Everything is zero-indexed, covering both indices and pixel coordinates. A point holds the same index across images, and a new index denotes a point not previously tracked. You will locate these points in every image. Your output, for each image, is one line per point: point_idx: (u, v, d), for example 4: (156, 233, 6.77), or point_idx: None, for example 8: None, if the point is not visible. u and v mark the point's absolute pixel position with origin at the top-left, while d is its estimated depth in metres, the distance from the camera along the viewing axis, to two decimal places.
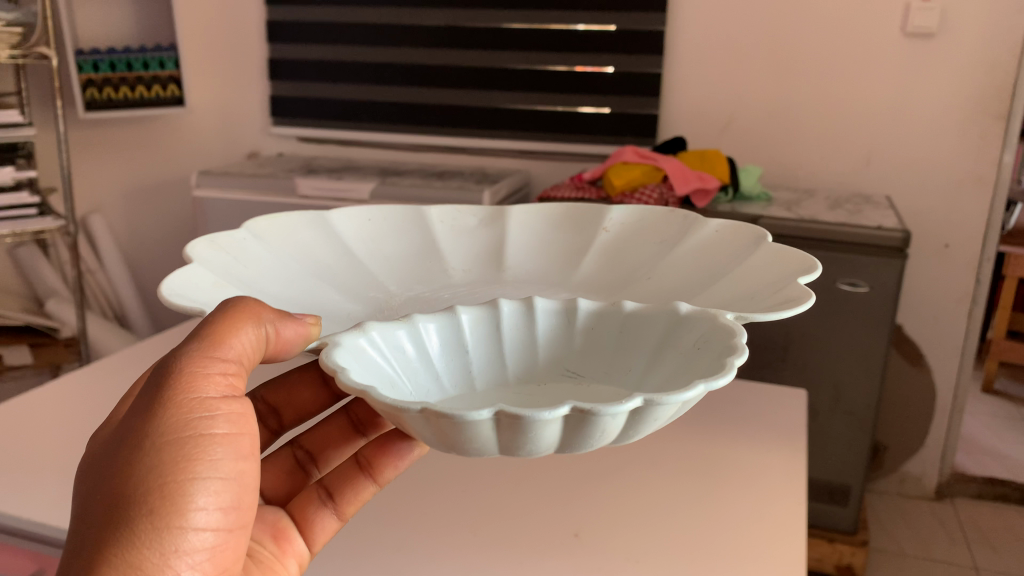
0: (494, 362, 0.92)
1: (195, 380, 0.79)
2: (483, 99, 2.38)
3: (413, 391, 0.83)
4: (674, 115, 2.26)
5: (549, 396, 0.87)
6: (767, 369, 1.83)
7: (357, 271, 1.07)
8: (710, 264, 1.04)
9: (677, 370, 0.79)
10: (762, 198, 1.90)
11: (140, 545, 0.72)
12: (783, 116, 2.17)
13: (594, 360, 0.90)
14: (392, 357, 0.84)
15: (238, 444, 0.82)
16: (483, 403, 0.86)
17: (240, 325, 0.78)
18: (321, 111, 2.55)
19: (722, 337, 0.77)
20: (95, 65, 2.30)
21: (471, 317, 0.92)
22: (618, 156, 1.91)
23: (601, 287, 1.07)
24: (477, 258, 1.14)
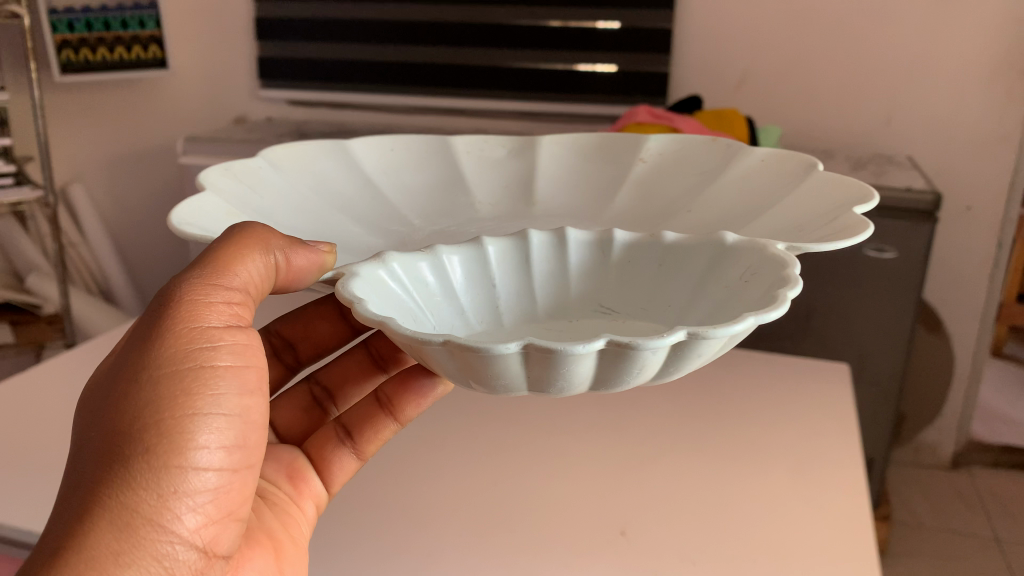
0: (522, 295, 0.93)
1: (197, 310, 0.82)
2: (482, 58, 2.26)
3: (437, 324, 0.84)
4: (684, 73, 2.16)
5: (579, 330, 0.87)
6: (787, 340, 1.76)
7: (377, 202, 1.07)
8: (756, 193, 0.98)
9: (717, 302, 0.79)
10: None
11: (140, 479, 0.76)
12: (798, 73, 2.08)
13: (621, 299, 0.89)
14: (417, 294, 0.85)
15: (242, 377, 0.86)
16: (512, 337, 0.87)
17: (247, 251, 0.81)
18: (311, 72, 2.43)
19: (772, 269, 0.76)
20: (71, 25, 2.17)
21: (497, 250, 0.93)
22: (631, 117, 1.82)
23: (640, 214, 1.04)
24: (506, 188, 1.12)
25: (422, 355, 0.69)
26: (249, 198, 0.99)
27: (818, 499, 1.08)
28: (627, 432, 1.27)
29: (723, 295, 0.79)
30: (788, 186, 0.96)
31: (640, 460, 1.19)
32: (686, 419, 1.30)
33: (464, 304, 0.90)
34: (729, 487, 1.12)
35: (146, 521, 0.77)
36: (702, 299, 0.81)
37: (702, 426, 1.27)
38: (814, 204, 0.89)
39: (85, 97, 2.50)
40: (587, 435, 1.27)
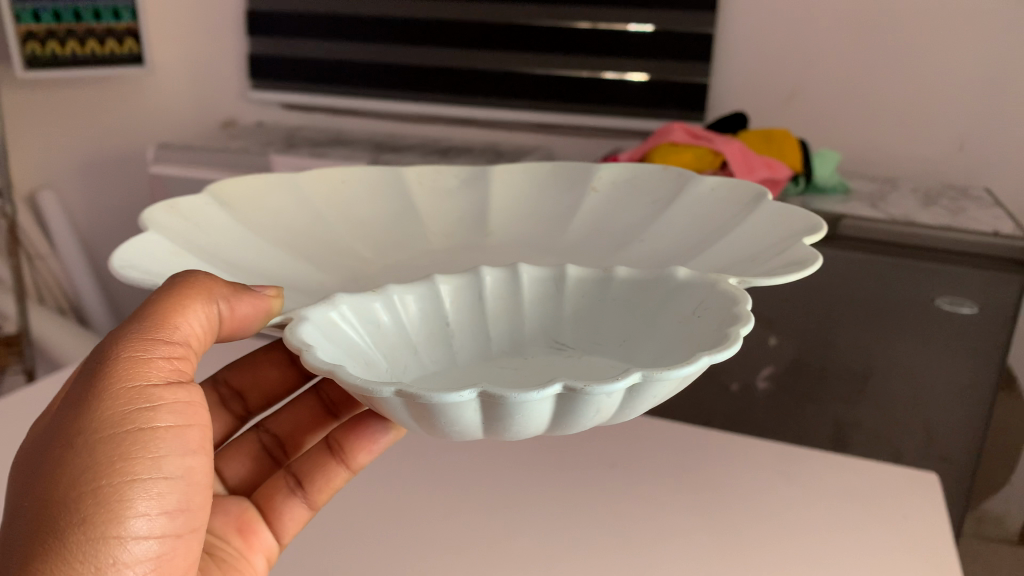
0: (475, 326, 0.75)
1: (134, 365, 0.63)
2: (496, 62, 2.02)
3: (393, 367, 0.66)
4: (724, 84, 1.90)
5: (533, 375, 0.69)
6: (840, 404, 1.49)
7: (326, 241, 0.82)
8: (707, 219, 0.79)
9: (661, 345, 0.64)
10: (840, 190, 1.56)
11: (71, 561, 0.58)
12: (857, 88, 1.81)
13: (571, 333, 0.73)
14: (362, 329, 0.66)
15: (188, 436, 0.66)
16: (451, 384, 0.68)
17: (188, 301, 0.63)
18: (308, 72, 2.20)
19: (724, 305, 0.61)
20: (36, 14, 1.96)
21: (452, 285, 0.75)
22: (664, 135, 1.56)
23: (587, 251, 0.82)
24: (461, 222, 0.87)
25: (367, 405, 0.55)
26: (200, 252, 0.73)
27: None
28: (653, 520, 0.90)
29: (661, 337, 0.65)
30: (739, 216, 0.77)
31: None
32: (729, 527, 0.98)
33: (417, 344, 0.72)
34: None
35: None
36: (651, 336, 0.66)
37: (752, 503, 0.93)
38: (771, 231, 0.72)
39: (61, 93, 2.34)
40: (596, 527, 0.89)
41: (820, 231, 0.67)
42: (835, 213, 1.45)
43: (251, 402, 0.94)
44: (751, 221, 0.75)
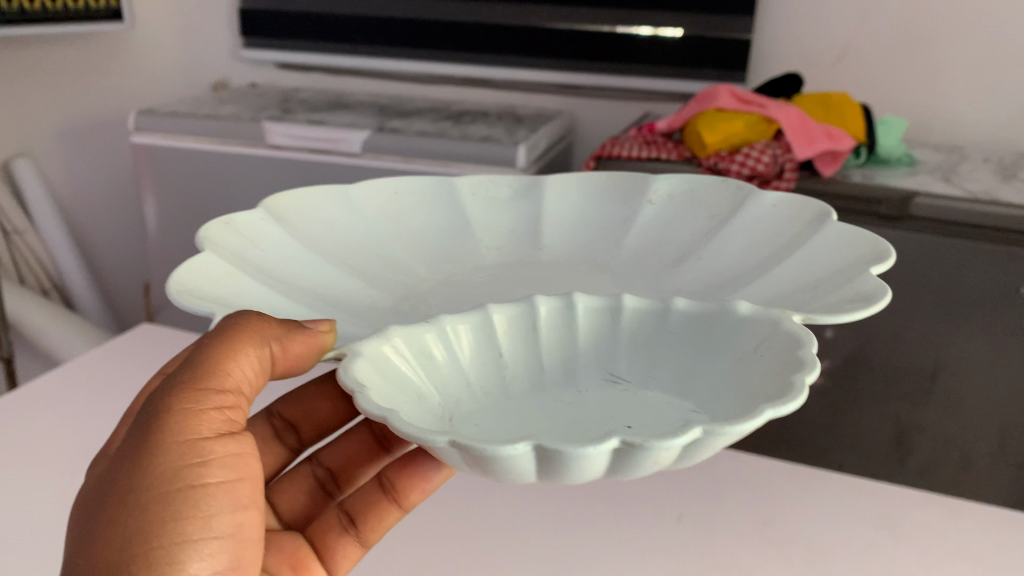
0: (527, 358, 0.60)
1: (182, 417, 0.53)
2: (513, 16, 1.82)
3: (445, 403, 0.53)
4: (769, 41, 1.71)
5: (571, 428, 0.53)
6: (903, 403, 1.33)
7: (378, 257, 0.68)
8: (773, 238, 0.66)
9: (724, 390, 0.51)
10: (905, 161, 1.40)
11: None
12: (918, 45, 1.62)
13: (626, 369, 0.58)
14: (404, 361, 0.53)
15: (238, 492, 0.55)
16: (494, 429, 0.52)
17: (238, 348, 0.52)
18: (306, 29, 2.01)
19: (789, 352, 0.48)
20: None
21: (512, 314, 0.60)
22: (709, 97, 1.39)
23: (647, 275, 0.68)
24: (514, 234, 0.73)
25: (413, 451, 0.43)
26: (252, 271, 0.59)
27: None
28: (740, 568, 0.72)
29: (723, 379, 0.52)
30: (799, 240, 0.64)
31: None
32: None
33: (472, 387, 0.56)
34: None
35: None
36: (712, 380, 0.53)
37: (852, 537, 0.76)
38: (832, 250, 0.60)
39: None
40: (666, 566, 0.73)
41: (888, 256, 0.55)
42: (905, 189, 1.28)
43: (307, 435, 0.78)
44: (818, 241, 0.62)
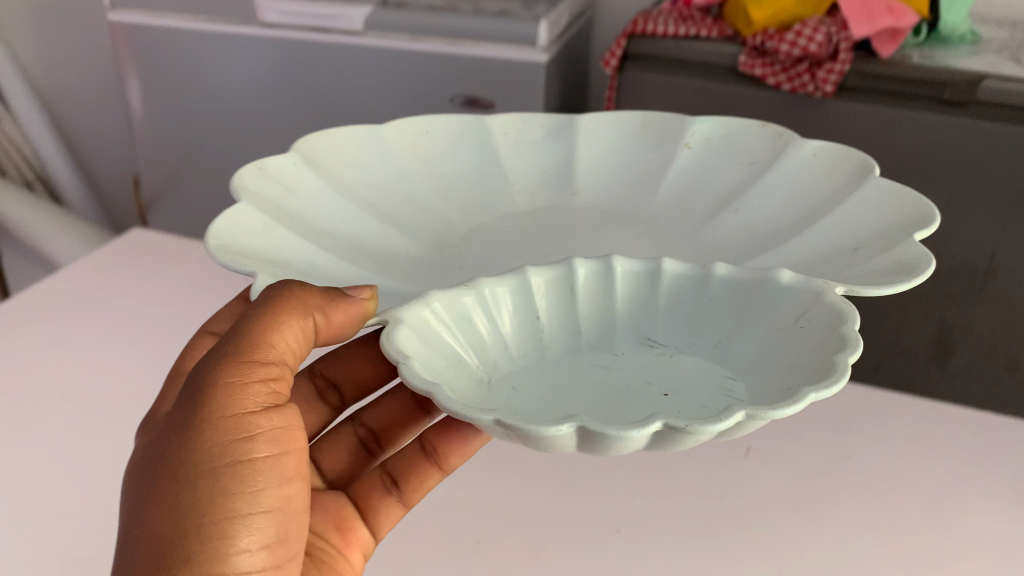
0: (564, 321, 0.58)
1: (227, 389, 0.51)
2: None
3: (484, 367, 0.52)
4: None
5: (611, 396, 0.51)
6: (952, 303, 1.25)
7: (405, 204, 0.72)
8: (811, 191, 0.68)
9: (757, 366, 0.51)
10: (969, 38, 1.27)
11: None
12: None
13: (660, 336, 0.56)
14: (447, 333, 0.52)
15: (289, 467, 0.54)
16: (531, 396, 0.51)
17: (281, 319, 0.52)
18: None
19: (832, 327, 0.48)
20: None
21: (551, 279, 0.58)
22: None
23: (675, 228, 0.70)
24: (544, 179, 0.76)
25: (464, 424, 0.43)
26: (287, 222, 0.63)
27: None
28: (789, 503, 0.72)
29: (758, 352, 0.52)
30: (839, 195, 0.66)
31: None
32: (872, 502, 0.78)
33: (512, 346, 0.55)
34: None
35: None
36: (745, 354, 0.52)
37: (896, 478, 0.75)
38: (870, 214, 0.62)
39: None
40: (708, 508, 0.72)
41: (936, 222, 0.56)
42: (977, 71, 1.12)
43: (349, 396, 0.74)
44: (856, 199, 0.64)
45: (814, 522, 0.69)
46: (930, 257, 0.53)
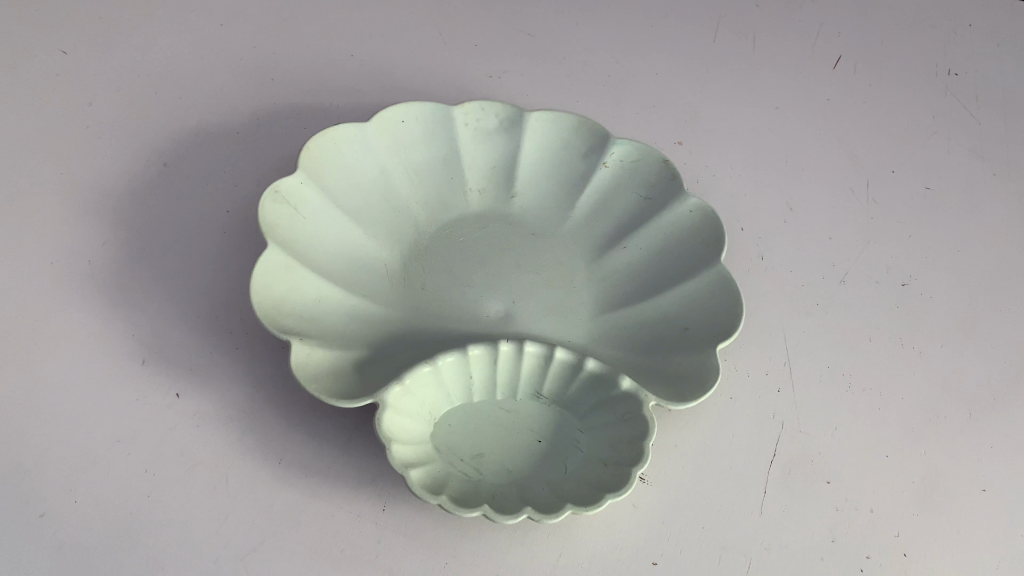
0: (430, 142, 0.84)
1: (285, 231, 0.73)
2: None
3: (419, 230, 0.81)
4: None
5: (528, 251, 0.82)
6: None
7: (433, 82, 0.98)
8: (753, 111, 0.97)
9: (677, 287, 0.80)
10: None
11: (318, 321, 0.70)
12: None
13: (584, 204, 0.85)
14: (373, 246, 0.78)
15: (366, 260, 0.78)
16: (416, 242, 0.80)
17: (311, 160, 0.77)
18: None
19: (666, 198, 0.84)
20: None
21: (415, 110, 0.83)
22: None
23: (644, 94, 0.98)
24: (542, 49, 1.02)
25: (423, 336, 0.73)
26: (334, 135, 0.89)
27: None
28: (662, 81, 0.99)
29: (675, 278, 0.80)
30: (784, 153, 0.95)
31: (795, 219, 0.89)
32: (846, 147, 0.95)
33: (440, 187, 0.84)
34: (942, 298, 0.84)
35: (337, 342, 0.69)
36: (652, 256, 0.82)
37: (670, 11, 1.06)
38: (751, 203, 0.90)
39: None
40: (614, 59, 1.02)
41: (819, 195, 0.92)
42: None
43: None
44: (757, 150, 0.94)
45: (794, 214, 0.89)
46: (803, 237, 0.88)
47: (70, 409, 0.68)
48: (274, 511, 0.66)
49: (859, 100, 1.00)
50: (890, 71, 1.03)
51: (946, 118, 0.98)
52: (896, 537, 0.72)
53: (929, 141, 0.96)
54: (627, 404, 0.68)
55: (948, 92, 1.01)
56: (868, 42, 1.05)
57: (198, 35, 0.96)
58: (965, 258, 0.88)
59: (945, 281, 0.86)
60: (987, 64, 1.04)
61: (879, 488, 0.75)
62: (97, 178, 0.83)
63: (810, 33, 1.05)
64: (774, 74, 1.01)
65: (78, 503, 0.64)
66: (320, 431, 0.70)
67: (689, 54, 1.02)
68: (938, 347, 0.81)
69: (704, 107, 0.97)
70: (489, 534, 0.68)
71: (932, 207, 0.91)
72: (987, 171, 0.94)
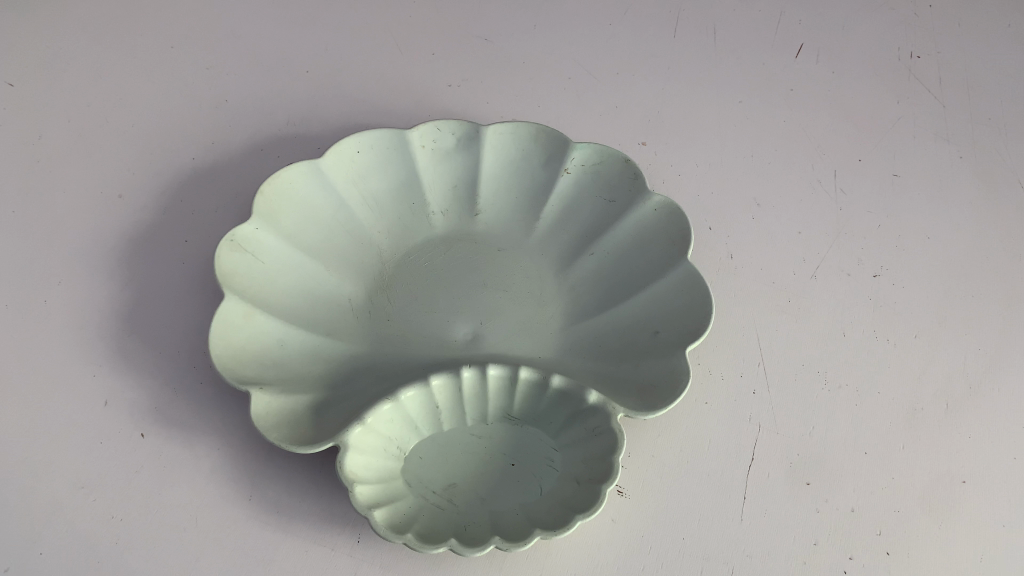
0: (387, 170, 0.83)
1: (244, 275, 0.73)
2: None
3: (382, 257, 0.80)
4: None
5: (493, 266, 0.81)
6: None
7: (393, 94, 0.96)
8: (714, 111, 0.98)
9: (647, 289, 0.76)
10: None
11: (281, 366, 0.70)
12: None
13: (548, 216, 0.83)
14: (335, 280, 0.78)
15: (329, 293, 0.77)
16: (380, 269, 0.79)
17: (266, 199, 0.77)
18: None
19: (630, 197, 0.81)
20: None
21: (369, 139, 0.82)
22: None
23: (605, 98, 0.98)
24: (502, 54, 1.01)
25: (390, 367, 0.72)
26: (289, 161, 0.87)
27: (997, 309, 0.83)
28: (625, 82, 1.00)
29: (645, 278, 0.77)
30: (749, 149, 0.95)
31: (762, 216, 0.89)
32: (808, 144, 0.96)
33: (401, 212, 0.83)
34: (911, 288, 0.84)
35: (301, 386, 0.69)
36: (620, 259, 0.80)
37: (628, 10, 1.07)
38: (717, 201, 0.89)
39: None
40: (574, 59, 1.02)
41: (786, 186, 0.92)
42: None
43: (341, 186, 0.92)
44: (720, 151, 0.94)
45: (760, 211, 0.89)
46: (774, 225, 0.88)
47: (32, 460, 0.67)
48: (244, 552, 0.64)
49: (823, 89, 1.01)
50: (852, 59, 1.04)
51: (909, 104, 0.99)
52: (879, 537, 0.69)
53: (892, 129, 0.97)
54: (596, 418, 0.67)
55: (910, 78, 1.02)
56: (829, 28, 1.07)
57: (151, 61, 0.95)
58: (937, 245, 0.88)
59: (919, 271, 0.86)
60: (947, 45, 1.06)
61: (862, 486, 0.71)
62: (54, 217, 0.82)
63: (769, 25, 1.07)
64: (738, 69, 1.02)
65: (43, 556, 0.63)
66: (288, 465, 0.67)
67: (652, 54, 1.03)
68: (914, 337, 0.81)
69: (666, 111, 0.97)
70: (460, 561, 0.64)
71: (900, 196, 0.91)
72: (952, 156, 0.95)
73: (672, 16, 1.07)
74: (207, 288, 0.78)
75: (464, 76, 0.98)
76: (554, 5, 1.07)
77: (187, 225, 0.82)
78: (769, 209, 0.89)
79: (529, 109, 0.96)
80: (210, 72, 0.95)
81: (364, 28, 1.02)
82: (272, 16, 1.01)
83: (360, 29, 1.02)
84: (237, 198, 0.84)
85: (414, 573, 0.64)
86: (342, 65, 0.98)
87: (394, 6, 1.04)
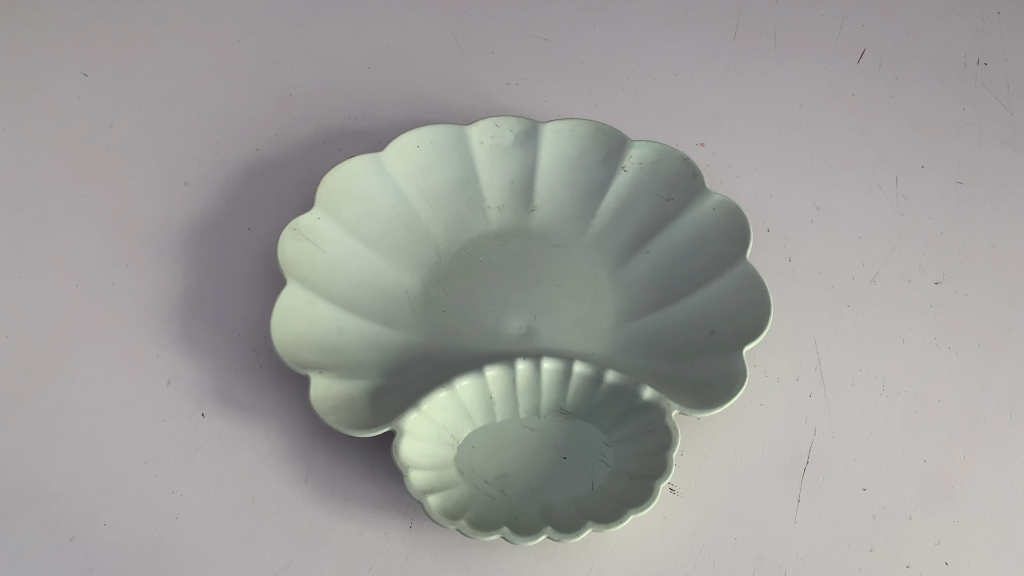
0: (447, 165, 0.84)
1: (305, 264, 0.74)
2: None
3: (438, 250, 0.81)
4: None
5: (547, 261, 0.81)
6: None
7: (454, 88, 0.97)
8: (774, 112, 0.97)
9: (703, 289, 0.76)
10: None
11: (339, 352, 0.71)
12: None
13: (604, 213, 0.84)
14: (392, 270, 0.79)
15: (386, 282, 0.78)
16: (437, 261, 0.80)
17: (329, 189, 0.78)
18: None
19: (688, 197, 0.81)
20: None
21: (429, 133, 0.84)
22: None
23: (665, 98, 0.98)
24: (562, 53, 1.02)
25: (445, 358, 0.73)
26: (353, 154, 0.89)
27: None
28: (683, 83, 0.99)
29: (701, 279, 0.77)
30: (811, 149, 0.94)
31: (824, 217, 0.88)
32: (871, 146, 0.94)
33: (460, 206, 0.84)
34: (977, 294, 0.83)
35: (358, 372, 0.70)
36: (676, 257, 0.79)
37: (689, 12, 1.07)
38: (776, 200, 0.89)
39: None
40: (633, 60, 1.02)
41: (848, 184, 0.91)
42: None
43: None
44: (780, 152, 0.93)
45: (819, 213, 0.88)
46: (829, 226, 0.87)
47: (99, 435, 0.69)
48: (299, 532, 0.65)
49: (885, 94, 0.99)
50: (916, 65, 1.02)
51: (976, 111, 0.97)
52: (937, 546, 0.67)
53: (957, 137, 0.95)
54: (650, 415, 0.66)
55: (977, 85, 1.00)
56: (893, 34, 1.05)
57: (219, 54, 0.97)
58: (1003, 255, 0.86)
59: (983, 279, 0.84)
60: (1018, 52, 1.03)
61: (919, 493, 0.70)
62: (123, 202, 0.84)
63: (831, 28, 1.06)
64: (798, 72, 1.01)
65: (107, 526, 0.65)
66: (342, 450, 0.68)
67: (711, 56, 1.03)
68: (978, 346, 0.79)
69: (726, 112, 0.97)
70: (511, 550, 0.64)
71: (966, 204, 0.90)
72: (1019, 163, 0.93)
73: (731, 20, 1.06)
74: (268, 276, 0.79)
75: (522, 75, 0.99)
76: (613, 7, 1.07)
77: (251, 213, 0.84)
78: (827, 213, 0.88)
79: (587, 108, 0.96)
80: (274, 66, 0.97)
81: (426, 26, 1.03)
82: (336, 12, 1.03)
83: (421, 27, 1.03)
84: (299, 189, 0.86)
85: (465, 561, 0.64)
86: (404, 60, 1.00)
87: (456, 5, 1.06)
